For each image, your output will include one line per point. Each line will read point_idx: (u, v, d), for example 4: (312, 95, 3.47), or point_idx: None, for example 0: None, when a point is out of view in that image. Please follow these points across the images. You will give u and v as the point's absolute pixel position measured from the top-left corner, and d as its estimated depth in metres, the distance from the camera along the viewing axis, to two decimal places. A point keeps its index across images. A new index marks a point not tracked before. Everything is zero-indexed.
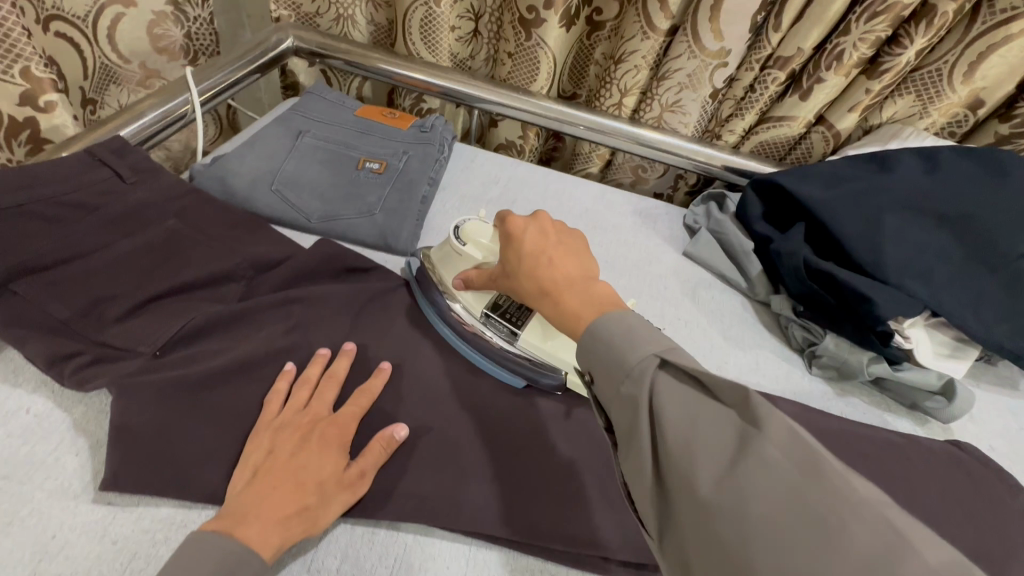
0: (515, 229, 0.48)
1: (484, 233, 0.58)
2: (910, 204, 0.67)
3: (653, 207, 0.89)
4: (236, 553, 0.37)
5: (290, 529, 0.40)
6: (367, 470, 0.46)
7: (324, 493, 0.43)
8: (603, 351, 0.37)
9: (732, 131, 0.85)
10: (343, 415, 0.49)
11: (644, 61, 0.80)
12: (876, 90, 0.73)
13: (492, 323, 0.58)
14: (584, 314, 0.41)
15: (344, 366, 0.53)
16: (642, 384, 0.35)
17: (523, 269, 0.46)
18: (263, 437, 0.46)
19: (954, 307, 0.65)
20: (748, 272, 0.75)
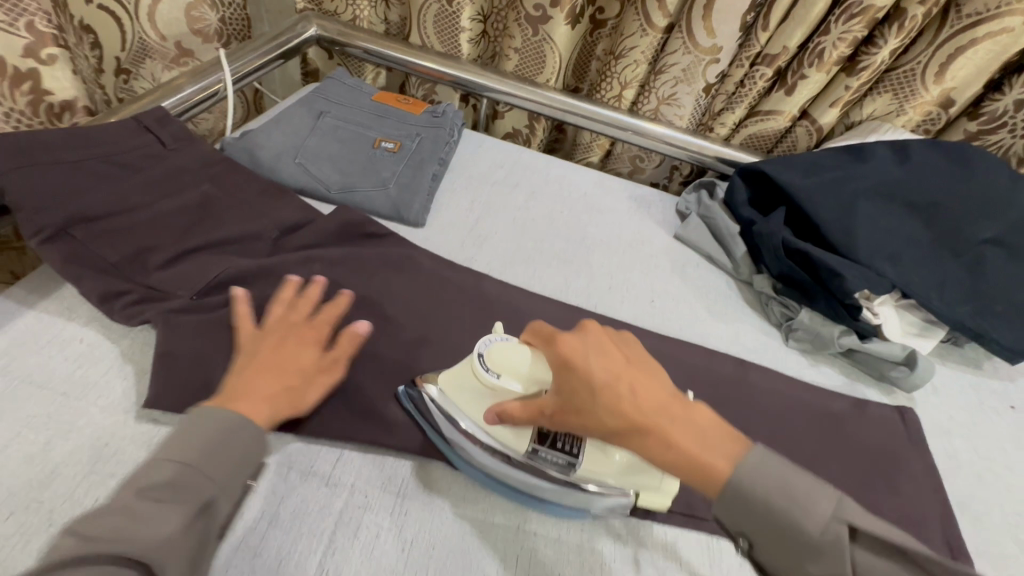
0: (573, 353, 0.46)
1: (517, 359, 0.50)
2: (883, 191, 0.73)
3: (648, 193, 0.95)
4: (234, 420, 0.44)
5: (279, 405, 0.48)
6: (339, 358, 0.54)
7: (308, 375, 0.51)
8: (758, 508, 0.39)
9: (724, 124, 0.91)
10: (320, 320, 0.55)
11: (642, 56, 0.86)
12: (854, 87, 0.79)
13: (547, 459, 0.50)
14: (706, 458, 0.41)
15: (315, 290, 0.58)
16: (821, 529, 0.38)
17: (603, 407, 0.43)
18: (246, 339, 0.52)
19: (920, 287, 0.71)
20: (733, 253, 0.81)
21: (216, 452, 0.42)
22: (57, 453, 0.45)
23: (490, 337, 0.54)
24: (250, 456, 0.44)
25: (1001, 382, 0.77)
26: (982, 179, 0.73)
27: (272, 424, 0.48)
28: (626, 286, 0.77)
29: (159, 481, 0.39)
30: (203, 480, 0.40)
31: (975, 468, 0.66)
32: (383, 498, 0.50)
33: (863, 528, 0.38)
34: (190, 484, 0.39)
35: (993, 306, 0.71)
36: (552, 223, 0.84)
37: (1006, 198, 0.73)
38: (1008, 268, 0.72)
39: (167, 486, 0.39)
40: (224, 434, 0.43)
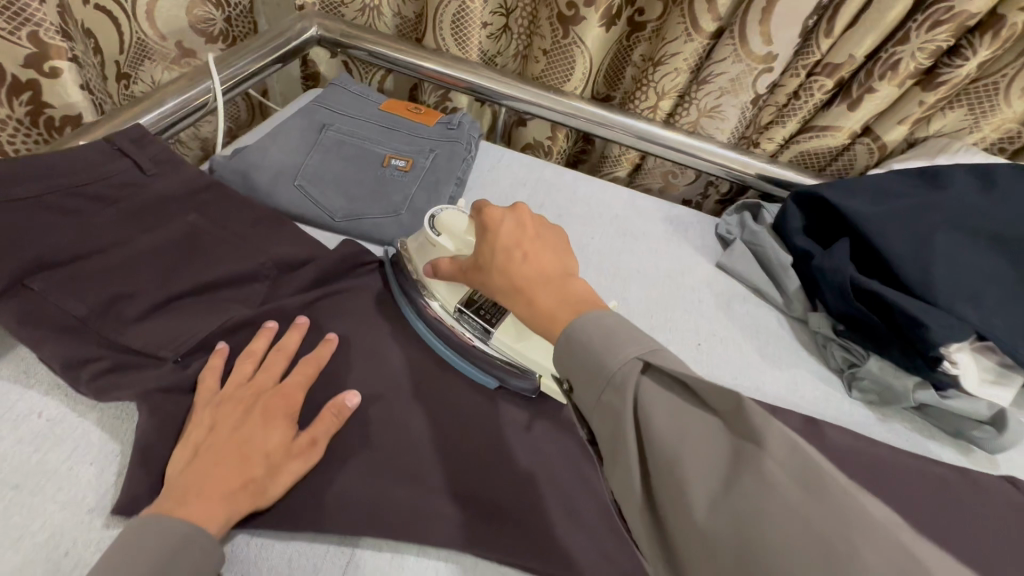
0: (491, 220, 0.46)
1: (461, 225, 0.54)
2: (964, 225, 0.64)
3: (684, 215, 0.86)
4: (182, 533, 0.37)
5: (239, 503, 0.40)
6: (319, 438, 0.46)
7: (269, 464, 0.43)
8: (583, 354, 0.36)
9: (772, 139, 0.82)
10: (287, 386, 0.48)
11: (685, 64, 0.77)
12: (929, 103, 0.70)
13: (467, 320, 0.55)
14: (563, 312, 0.39)
15: (296, 337, 0.52)
16: (613, 387, 0.34)
17: (495, 266, 0.44)
18: (204, 413, 0.45)
19: (1008, 334, 0.62)
20: (785, 287, 0.73)
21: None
22: (4, 572, 0.37)
23: (447, 207, 0.58)
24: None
25: None
26: None
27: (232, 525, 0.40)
28: (668, 325, 0.69)
29: None
30: None
31: None
32: None
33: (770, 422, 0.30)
34: None
35: None
36: (582, 251, 0.75)
37: None
38: None
39: None
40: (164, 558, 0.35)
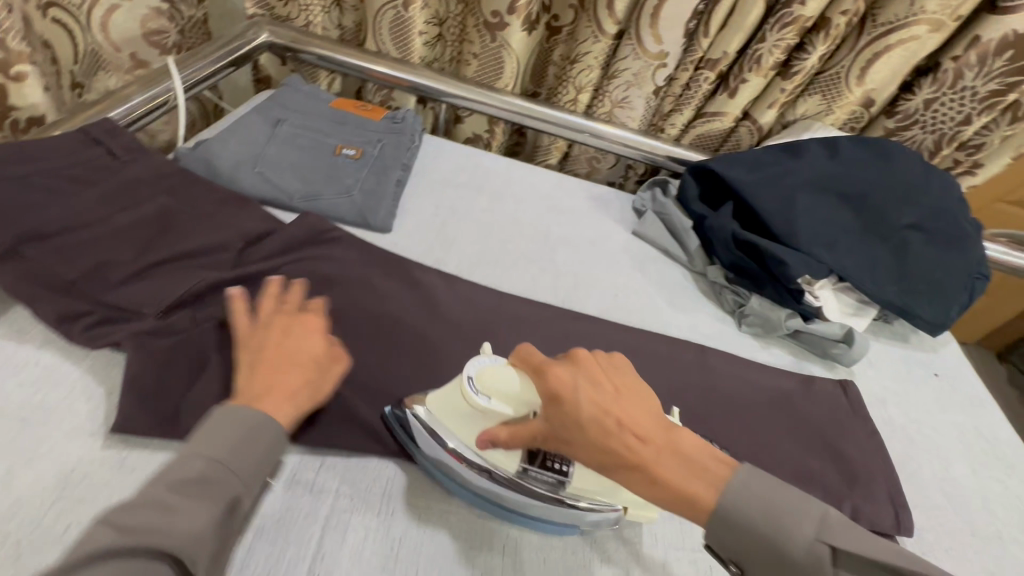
0: (562, 387, 0.47)
1: (502, 380, 0.51)
2: (819, 184, 0.80)
3: (606, 192, 0.99)
4: (260, 420, 0.45)
5: (302, 403, 0.49)
6: (348, 349, 0.56)
7: (320, 366, 0.52)
8: (736, 529, 0.43)
9: (673, 125, 0.97)
10: (291, 301, 0.57)
11: (595, 61, 0.90)
12: (789, 90, 0.86)
13: (535, 477, 0.51)
14: (694, 489, 0.44)
15: (278, 278, 0.59)
16: (801, 573, 0.42)
17: (588, 439, 0.45)
18: (258, 335, 0.53)
19: (853, 271, 0.78)
20: (687, 246, 0.86)
21: (243, 450, 0.43)
22: (20, 481, 0.44)
23: (477, 359, 0.54)
24: (271, 457, 0.45)
25: (924, 353, 0.86)
26: (901, 171, 0.80)
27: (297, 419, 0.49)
28: (590, 281, 0.81)
29: (190, 476, 0.41)
30: (232, 476, 0.42)
31: (907, 431, 0.73)
32: (371, 502, 0.52)
33: (843, 550, 0.41)
34: (221, 481, 0.42)
35: (916, 286, 0.80)
36: (517, 224, 0.87)
37: (922, 187, 0.80)
38: (927, 251, 0.80)
39: (198, 481, 0.41)
40: (247, 432, 0.44)
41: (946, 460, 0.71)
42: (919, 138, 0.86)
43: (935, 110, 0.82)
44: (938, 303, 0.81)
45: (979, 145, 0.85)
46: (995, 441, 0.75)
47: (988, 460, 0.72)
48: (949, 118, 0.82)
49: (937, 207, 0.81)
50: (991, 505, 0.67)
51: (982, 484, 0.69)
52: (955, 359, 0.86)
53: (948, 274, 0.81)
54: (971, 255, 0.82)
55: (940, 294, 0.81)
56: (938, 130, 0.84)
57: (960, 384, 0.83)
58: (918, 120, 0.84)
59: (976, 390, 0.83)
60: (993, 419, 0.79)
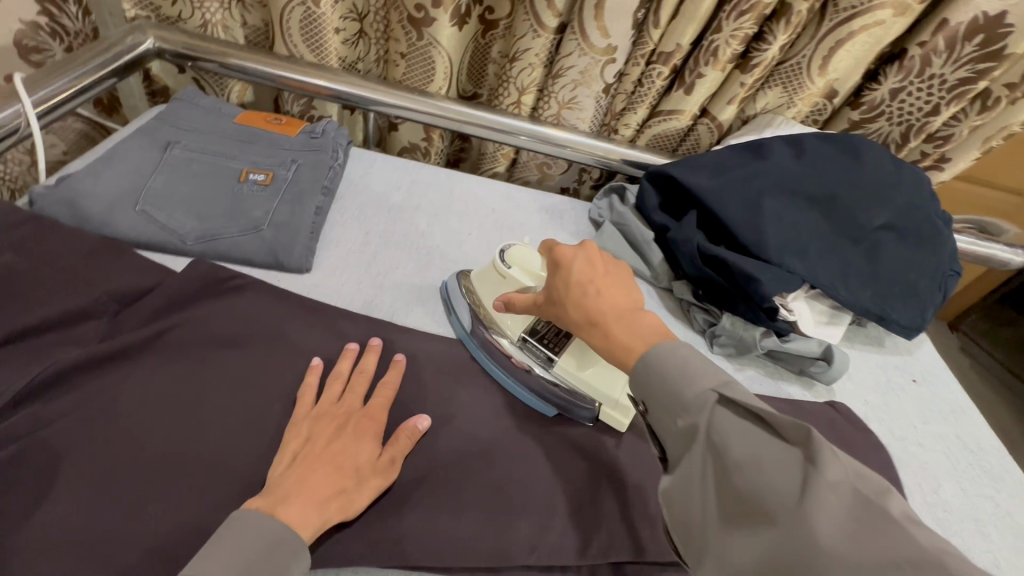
0: (564, 256, 0.52)
1: (530, 262, 0.61)
2: (787, 187, 0.73)
3: (559, 202, 0.90)
4: (281, 533, 0.40)
5: (329, 509, 0.44)
6: (396, 458, 0.51)
7: (361, 478, 0.48)
8: (655, 376, 0.44)
9: (627, 125, 0.88)
10: (374, 407, 0.53)
11: (537, 59, 0.80)
12: (748, 84, 0.79)
13: (530, 348, 0.60)
14: (631, 342, 0.47)
15: (374, 360, 0.57)
16: (686, 414, 0.42)
17: (567, 298, 0.50)
18: (299, 425, 0.50)
19: (827, 279, 0.72)
20: (650, 260, 0.79)
21: (252, 565, 0.38)
22: None
23: (513, 242, 0.65)
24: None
25: (901, 356, 0.82)
26: (870, 169, 0.75)
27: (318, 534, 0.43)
28: None
29: None
30: None
31: (892, 451, 0.68)
32: None
33: (733, 402, 0.41)
34: None
35: (891, 290, 0.75)
36: (460, 247, 0.77)
37: (892, 184, 0.75)
38: (899, 252, 0.75)
39: None
40: (266, 548, 0.39)
41: (934, 480, 0.66)
42: (886, 130, 0.80)
43: (902, 101, 0.76)
44: (913, 305, 0.76)
45: (947, 136, 0.79)
46: (980, 451, 0.71)
47: (976, 474, 0.68)
48: (916, 109, 0.76)
49: (909, 205, 0.75)
50: (984, 528, 0.62)
51: (973, 504, 0.65)
52: (933, 361, 0.82)
53: (922, 276, 0.76)
54: (943, 255, 0.77)
55: (914, 297, 0.76)
56: (905, 121, 0.78)
57: (941, 389, 0.78)
58: (884, 111, 0.78)
59: (956, 394, 0.78)
60: (976, 425, 0.75)
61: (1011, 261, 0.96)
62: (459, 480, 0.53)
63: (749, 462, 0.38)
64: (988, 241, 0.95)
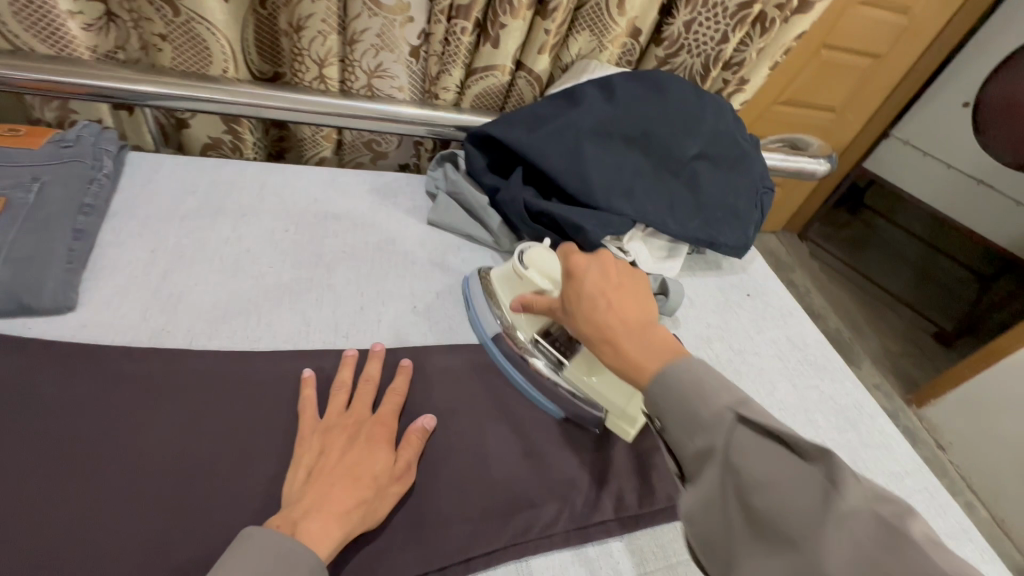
0: (578, 263, 0.53)
1: (549, 264, 0.61)
2: (604, 130, 0.73)
3: (391, 180, 0.85)
4: (291, 551, 0.40)
5: (348, 523, 0.44)
6: (411, 461, 0.51)
7: (380, 486, 0.48)
8: (675, 398, 0.42)
9: (446, 88, 0.84)
10: (383, 412, 0.53)
11: (326, 25, 0.72)
12: (553, 30, 0.77)
13: (542, 349, 0.61)
14: (647, 364, 0.46)
15: (366, 371, 0.56)
16: (707, 436, 0.40)
17: (580, 303, 0.52)
18: (311, 440, 0.50)
19: (655, 215, 0.74)
20: (488, 226, 0.76)
21: None
22: None
23: (533, 245, 0.64)
24: None
25: (737, 275, 0.88)
26: (676, 101, 0.77)
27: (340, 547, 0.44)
28: (380, 297, 0.67)
29: None
30: None
31: (733, 365, 0.73)
32: None
33: (748, 419, 0.39)
34: None
35: (715, 215, 0.79)
36: (277, 248, 0.69)
37: (698, 113, 0.78)
38: (715, 177, 0.79)
39: None
40: (276, 567, 0.39)
41: (770, 383, 0.72)
42: (688, 63, 0.84)
43: (696, 32, 0.80)
44: (736, 226, 0.81)
45: (740, 62, 0.85)
46: (805, 347, 0.79)
47: (803, 368, 0.75)
48: (709, 39, 0.80)
49: (716, 132, 0.79)
50: (812, 415, 0.69)
51: (802, 396, 0.71)
52: (763, 273, 0.90)
53: (739, 197, 0.81)
54: (754, 174, 0.83)
55: (736, 217, 0.81)
56: (703, 52, 0.82)
57: (771, 298, 0.86)
58: (683, 45, 0.82)
59: (784, 300, 0.86)
60: (801, 324, 0.83)
61: (818, 170, 1.06)
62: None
63: (768, 488, 0.36)
64: (797, 155, 1.04)
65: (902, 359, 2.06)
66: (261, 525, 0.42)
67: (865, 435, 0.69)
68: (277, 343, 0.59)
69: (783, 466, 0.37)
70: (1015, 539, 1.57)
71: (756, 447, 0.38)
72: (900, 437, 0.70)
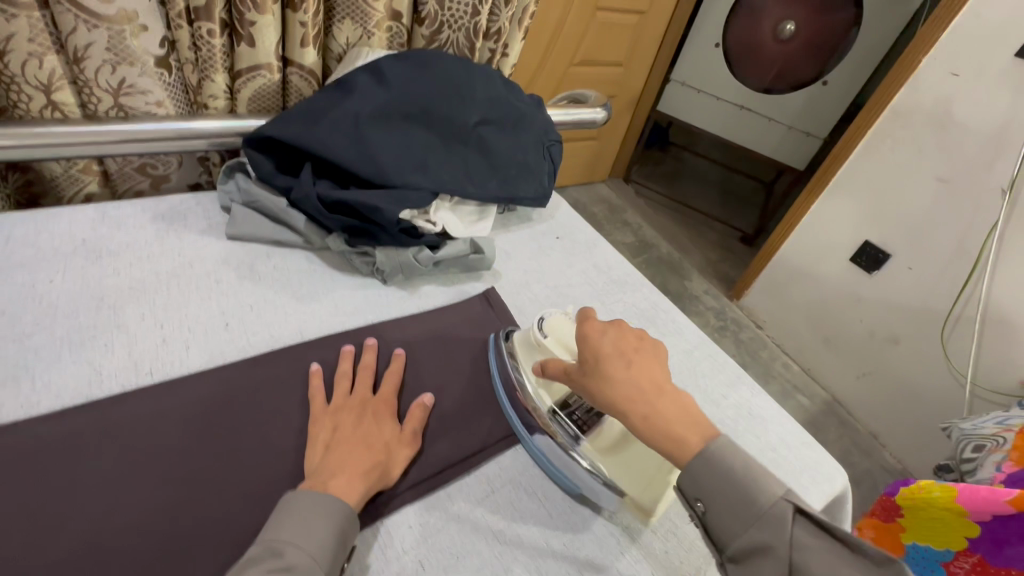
0: (591, 331, 0.53)
1: (566, 332, 0.64)
2: (383, 113, 0.76)
3: (178, 203, 0.79)
4: (329, 500, 0.47)
5: (370, 479, 0.51)
6: (417, 429, 0.58)
7: (391, 449, 0.55)
8: (719, 473, 0.45)
9: (214, 96, 0.80)
10: (384, 392, 0.60)
11: (36, 45, 0.65)
12: (309, 21, 0.78)
13: (562, 423, 0.60)
14: (689, 441, 0.47)
15: (372, 356, 0.64)
16: (762, 531, 0.43)
17: (607, 367, 0.51)
18: (323, 420, 0.56)
19: (453, 183, 0.80)
20: (295, 227, 0.76)
21: (311, 527, 0.45)
22: None
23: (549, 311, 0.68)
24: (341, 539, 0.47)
25: (546, 222, 0.98)
26: (446, 75, 0.82)
27: (365, 500, 0.51)
28: (185, 324, 0.64)
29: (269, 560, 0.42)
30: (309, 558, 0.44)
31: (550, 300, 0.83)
32: None
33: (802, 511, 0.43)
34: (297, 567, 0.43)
35: (511, 172, 0.87)
36: (42, 301, 0.61)
37: (470, 84, 0.84)
38: (501, 139, 0.87)
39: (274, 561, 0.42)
40: (320, 513, 0.46)
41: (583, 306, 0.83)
42: (453, 38, 0.93)
43: (450, 8, 0.89)
44: (532, 178, 0.90)
45: (498, 31, 0.96)
46: (609, 269, 0.92)
47: (609, 286, 0.88)
48: (463, 13, 0.90)
49: (491, 98, 0.86)
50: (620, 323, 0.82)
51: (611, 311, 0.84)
52: (569, 217, 1.01)
53: (527, 153, 0.89)
54: (536, 129, 0.92)
55: (530, 171, 0.90)
56: (462, 26, 0.91)
57: (578, 235, 0.97)
58: (442, 21, 0.90)
59: (589, 234, 0.99)
60: (604, 251, 0.96)
61: (598, 118, 1.20)
62: (121, 558, 0.45)
63: (813, 571, 0.40)
64: (578, 108, 1.18)
65: (720, 264, 2.43)
66: (297, 487, 0.49)
67: (662, 328, 0.83)
68: (63, 402, 0.54)
69: (841, 565, 0.40)
70: (820, 380, 1.99)
71: (808, 540, 0.41)
72: (689, 322, 0.85)
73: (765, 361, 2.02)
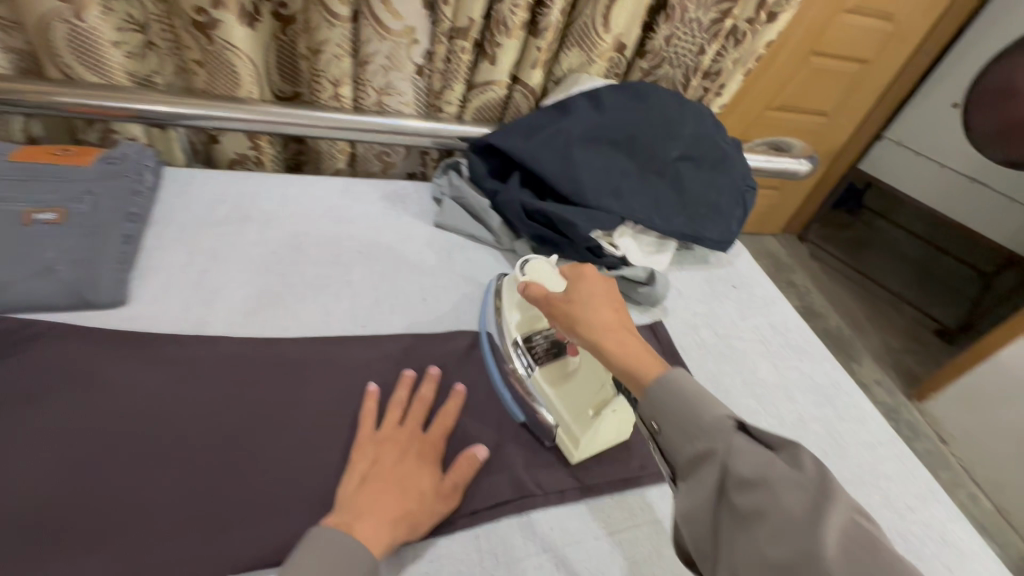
0: (588, 275, 0.56)
1: (547, 275, 0.64)
2: (591, 137, 0.81)
3: (402, 187, 0.92)
4: (355, 543, 0.46)
5: (397, 529, 0.49)
6: (457, 484, 0.55)
7: (425, 500, 0.52)
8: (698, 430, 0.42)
9: (449, 102, 0.92)
10: (433, 433, 0.58)
11: (340, 49, 0.81)
12: (544, 47, 0.86)
13: (523, 359, 0.64)
14: (648, 361, 0.48)
15: (429, 388, 0.61)
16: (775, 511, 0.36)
17: (592, 297, 0.54)
18: (367, 448, 0.55)
19: (642, 212, 0.81)
20: (490, 226, 0.84)
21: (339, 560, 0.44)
22: None
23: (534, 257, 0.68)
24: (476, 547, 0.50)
25: (723, 268, 0.94)
26: (658, 108, 0.84)
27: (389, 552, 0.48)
28: (393, 291, 0.74)
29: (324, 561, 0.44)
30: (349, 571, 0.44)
31: (717, 348, 0.79)
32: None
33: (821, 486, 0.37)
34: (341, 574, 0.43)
35: (700, 211, 0.86)
36: (298, 249, 0.76)
37: (679, 118, 0.85)
38: (698, 176, 0.86)
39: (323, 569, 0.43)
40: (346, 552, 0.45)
41: (752, 364, 0.78)
42: (670, 73, 0.95)
43: (674, 45, 0.91)
44: (720, 220, 0.87)
45: (719, 70, 0.96)
46: (787, 332, 0.85)
47: (784, 351, 0.81)
48: (688, 51, 0.92)
49: (696, 135, 0.86)
50: (791, 393, 0.75)
51: (783, 377, 0.77)
52: (749, 267, 0.96)
53: (721, 195, 0.87)
54: (736, 173, 0.88)
55: (720, 213, 0.87)
56: (683, 64, 0.94)
57: (756, 288, 0.92)
58: (663, 56, 0.92)
59: (769, 290, 0.92)
60: (784, 312, 0.89)
61: (800, 171, 1.12)
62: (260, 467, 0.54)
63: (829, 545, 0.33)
64: (780, 157, 1.12)
65: (904, 355, 2.08)
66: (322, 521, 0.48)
67: (841, 410, 0.74)
68: (302, 332, 0.66)
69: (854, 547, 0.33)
70: (1019, 530, 1.59)
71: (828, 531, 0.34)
72: (875, 411, 0.75)
73: (945, 483, 1.67)
